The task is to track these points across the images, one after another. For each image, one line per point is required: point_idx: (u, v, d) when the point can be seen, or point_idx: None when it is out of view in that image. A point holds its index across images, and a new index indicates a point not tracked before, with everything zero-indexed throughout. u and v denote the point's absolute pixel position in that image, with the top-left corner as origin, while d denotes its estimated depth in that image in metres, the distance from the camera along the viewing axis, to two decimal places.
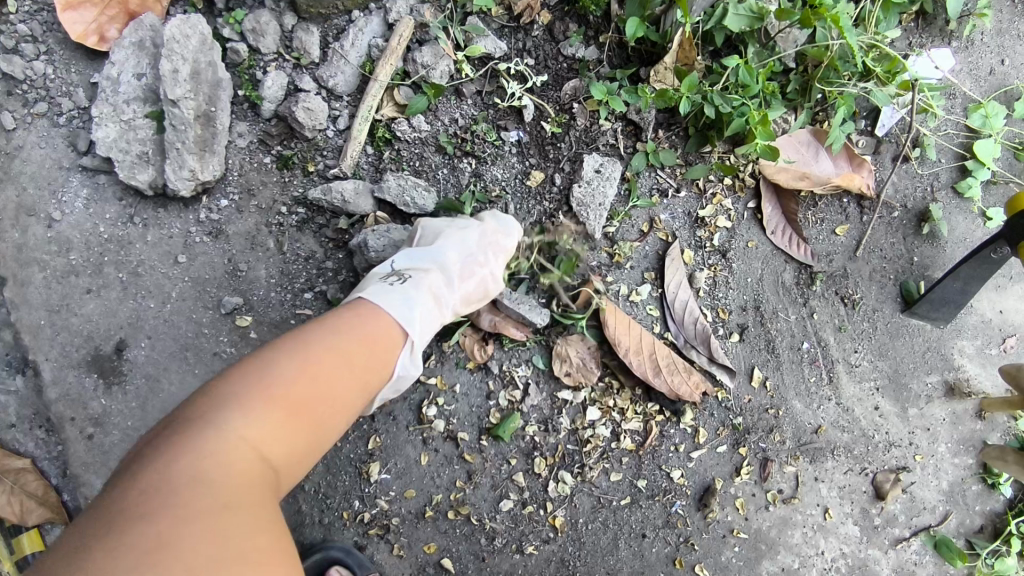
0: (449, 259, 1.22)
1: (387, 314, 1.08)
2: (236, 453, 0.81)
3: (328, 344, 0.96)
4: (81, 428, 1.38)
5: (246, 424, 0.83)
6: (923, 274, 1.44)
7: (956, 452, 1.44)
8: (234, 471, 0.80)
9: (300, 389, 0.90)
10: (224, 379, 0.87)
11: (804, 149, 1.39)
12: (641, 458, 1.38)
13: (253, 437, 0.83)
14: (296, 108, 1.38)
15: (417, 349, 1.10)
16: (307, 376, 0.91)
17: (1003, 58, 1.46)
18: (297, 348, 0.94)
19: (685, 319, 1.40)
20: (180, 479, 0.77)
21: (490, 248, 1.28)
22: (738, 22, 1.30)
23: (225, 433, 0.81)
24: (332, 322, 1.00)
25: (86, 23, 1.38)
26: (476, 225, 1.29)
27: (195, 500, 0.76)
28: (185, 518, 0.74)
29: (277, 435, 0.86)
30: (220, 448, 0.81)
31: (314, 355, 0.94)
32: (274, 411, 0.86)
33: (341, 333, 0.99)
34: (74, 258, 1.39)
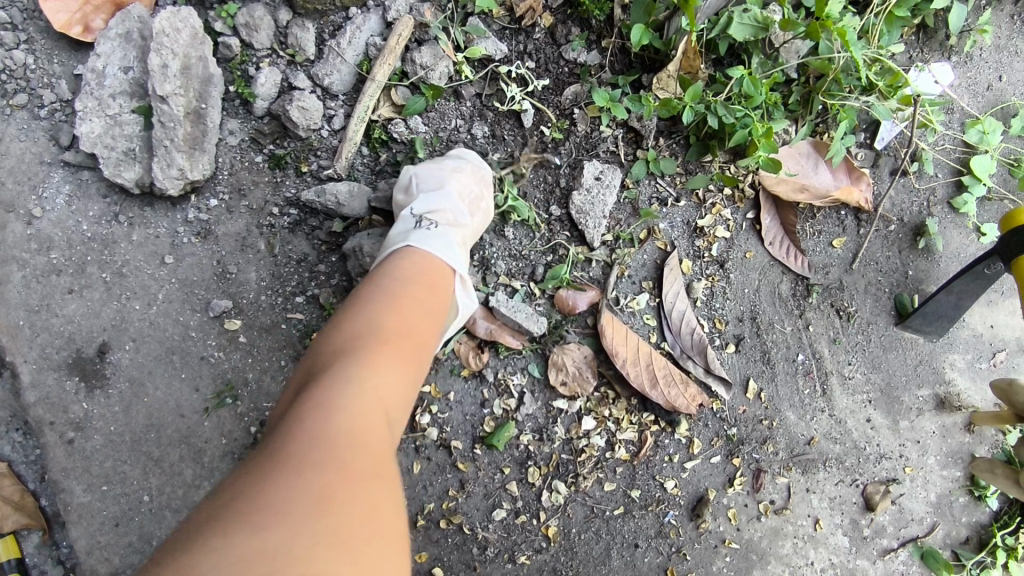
0: (458, 198, 1.26)
1: (433, 253, 1.13)
2: (370, 399, 0.84)
3: (416, 305, 1.01)
4: (61, 432, 1.33)
5: (366, 373, 0.86)
6: (917, 287, 1.45)
7: (945, 464, 1.46)
8: (370, 416, 0.83)
9: (402, 339, 0.94)
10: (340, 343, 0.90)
11: (804, 161, 1.39)
12: (635, 468, 1.38)
13: (378, 384, 0.86)
14: (289, 107, 1.34)
15: (467, 280, 1.18)
16: (400, 332, 0.95)
17: (1001, 74, 1.47)
18: (394, 303, 0.98)
19: (682, 329, 1.39)
20: (319, 427, 0.78)
21: (479, 179, 1.31)
22: (743, 31, 1.28)
23: (346, 391, 0.83)
24: (406, 276, 1.05)
25: (69, 12, 1.32)
26: (463, 160, 1.32)
27: (336, 446, 0.77)
28: (333, 467, 0.75)
29: (396, 387, 0.89)
30: (352, 396, 0.83)
31: (407, 314, 0.98)
32: (389, 363, 0.90)
33: (417, 288, 1.04)
34: (55, 257, 1.35)
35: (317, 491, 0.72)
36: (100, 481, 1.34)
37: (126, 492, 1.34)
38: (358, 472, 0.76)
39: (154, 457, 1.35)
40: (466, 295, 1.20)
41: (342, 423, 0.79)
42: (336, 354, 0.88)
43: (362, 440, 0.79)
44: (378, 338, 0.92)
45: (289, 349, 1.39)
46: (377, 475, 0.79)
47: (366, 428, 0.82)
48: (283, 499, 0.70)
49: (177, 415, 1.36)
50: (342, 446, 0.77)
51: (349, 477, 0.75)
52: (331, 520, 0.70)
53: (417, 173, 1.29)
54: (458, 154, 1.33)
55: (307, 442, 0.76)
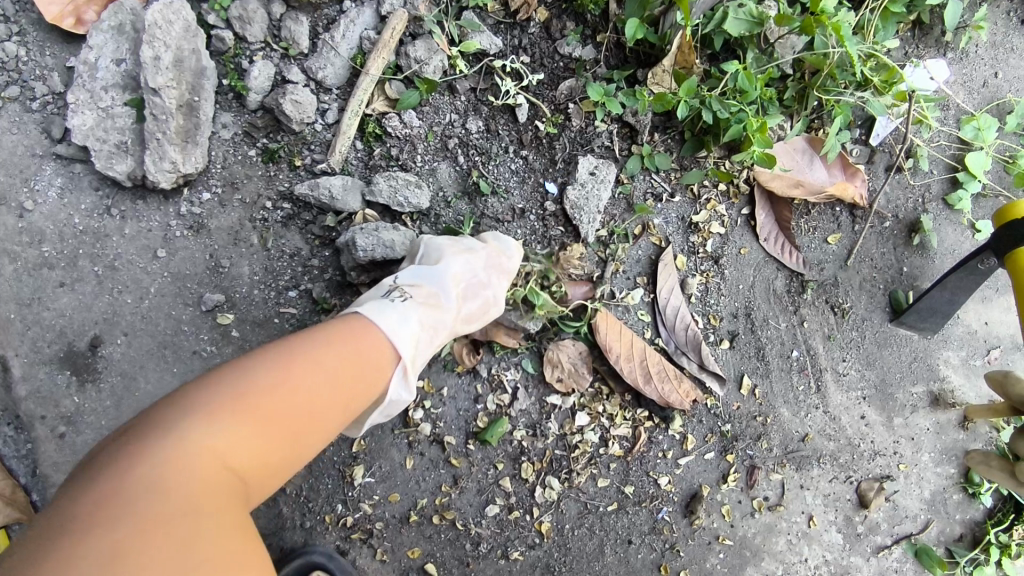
0: (453, 283, 1.20)
1: (382, 326, 1.04)
2: (211, 460, 0.78)
3: (315, 360, 0.91)
4: (52, 427, 1.33)
5: (209, 431, 0.79)
6: (912, 284, 1.45)
7: (939, 461, 1.46)
8: (203, 478, 0.76)
9: (278, 394, 0.85)
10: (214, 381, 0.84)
11: (799, 157, 1.38)
12: (629, 464, 1.37)
13: (222, 444, 0.79)
14: (283, 100, 1.33)
15: (410, 374, 1.07)
16: (280, 383, 0.86)
17: (996, 71, 1.46)
18: (283, 353, 0.89)
19: (676, 324, 1.39)
20: (139, 488, 0.73)
21: (494, 269, 1.25)
22: (738, 26, 1.29)
23: (192, 441, 0.77)
24: (321, 332, 0.96)
25: (62, 4, 1.32)
26: (479, 247, 1.27)
27: (143, 509, 0.72)
28: (136, 531, 0.71)
29: (247, 448, 0.81)
30: (187, 458, 0.76)
31: (292, 365, 0.88)
32: (246, 421, 0.81)
33: (326, 349, 0.93)
34: (47, 250, 1.34)
35: (114, 556, 0.68)
36: None
37: None
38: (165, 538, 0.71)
39: None
40: (405, 386, 1.08)
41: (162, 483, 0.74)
42: (193, 398, 0.82)
43: (188, 498, 0.75)
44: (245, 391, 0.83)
45: None
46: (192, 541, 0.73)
47: (199, 492, 0.76)
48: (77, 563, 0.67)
49: None
50: (153, 511, 0.72)
51: (155, 535, 0.71)
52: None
53: (428, 247, 1.27)
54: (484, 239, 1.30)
55: (121, 502, 0.72)
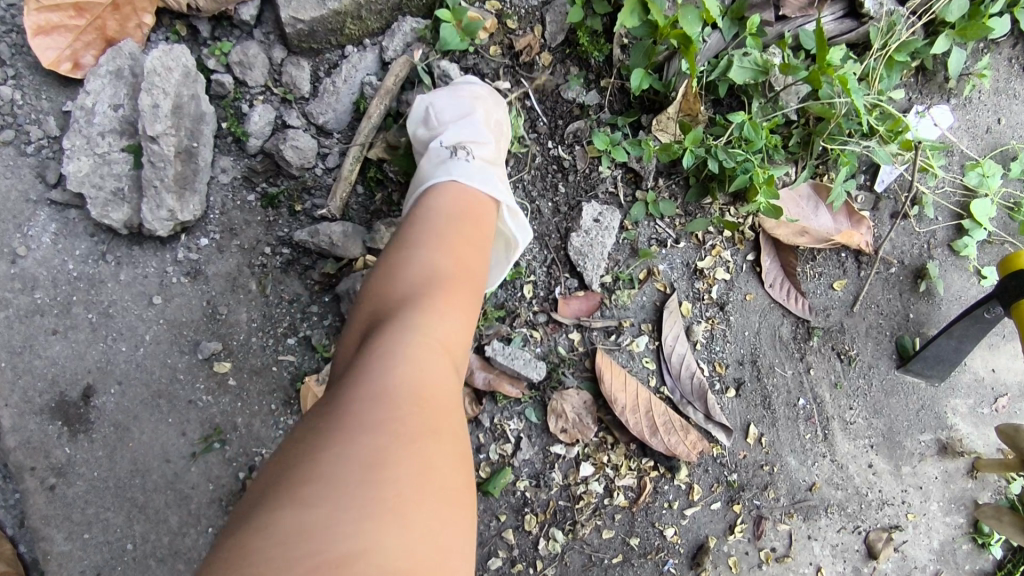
0: (482, 123, 1.27)
1: (477, 189, 1.17)
2: (431, 351, 0.85)
3: (464, 258, 1.04)
4: (42, 478, 1.29)
5: (429, 329, 0.87)
6: (918, 330, 1.43)
7: (948, 511, 1.43)
8: (429, 371, 0.83)
9: (455, 288, 0.96)
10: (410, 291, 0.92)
11: (804, 204, 1.38)
12: (634, 515, 1.35)
13: (440, 337, 0.88)
14: (283, 147, 1.32)
15: (516, 209, 1.23)
16: (454, 291, 0.96)
17: (999, 117, 1.46)
18: (442, 251, 1.01)
19: (682, 373, 1.37)
20: (384, 384, 0.78)
21: (496, 99, 1.32)
22: (743, 74, 1.28)
23: (414, 341, 0.84)
24: (440, 218, 1.08)
25: (59, 48, 1.28)
26: (472, 84, 1.32)
27: (394, 408, 0.76)
28: (393, 434, 0.74)
29: (453, 340, 0.90)
30: (406, 354, 0.82)
31: (455, 272, 0.98)
32: (445, 320, 0.90)
33: (465, 240, 1.07)
34: (39, 297, 1.31)
35: (379, 456, 0.71)
36: (82, 529, 1.29)
37: (109, 541, 1.30)
38: (424, 434, 0.76)
39: (138, 503, 1.31)
40: (517, 223, 1.25)
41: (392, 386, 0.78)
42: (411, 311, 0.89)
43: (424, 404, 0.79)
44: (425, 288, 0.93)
45: (280, 392, 1.36)
46: (438, 434, 0.78)
47: (426, 386, 0.81)
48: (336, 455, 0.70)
49: (164, 460, 1.32)
50: (406, 411, 0.76)
51: (405, 433, 0.74)
52: (379, 485, 0.69)
53: (431, 101, 1.28)
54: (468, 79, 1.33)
55: (374, 400, 0.76)
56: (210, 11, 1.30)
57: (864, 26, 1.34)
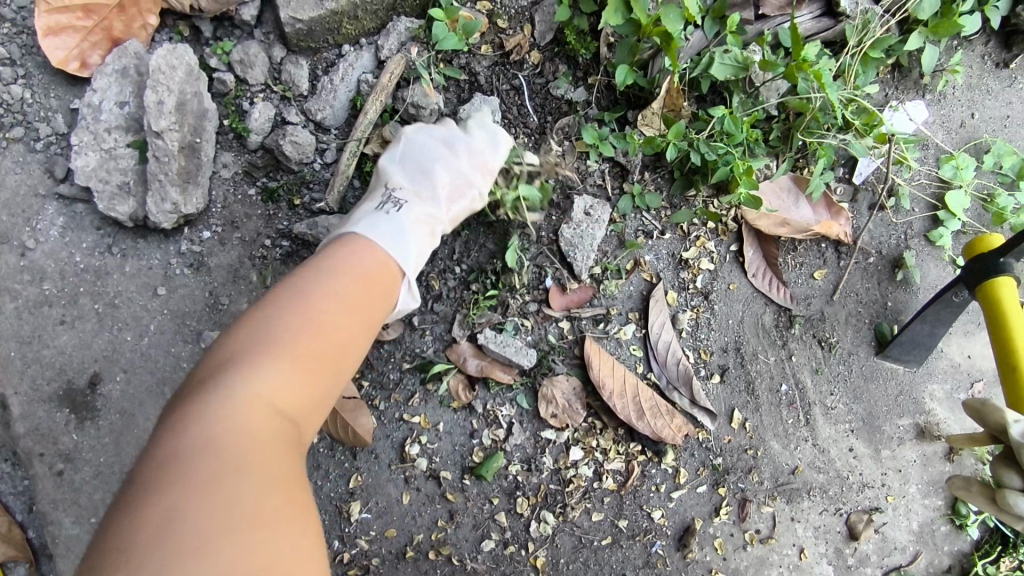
0: (435, 178, 1.23)
1: (379, 246, 1.10)
2: (253, 411, 0.83)
3: (335, 288, 0.99)
4: (50, 464, 1.34)
5: (263, 374, 0.86)
6: (896, 317, 1.48)
7: (927, 493, 1.48)
8: (251, 430, 0.82)
9: (312, 343, 0.92)
10: (250, 327, 0.91)
11: (784, 196, 1.43)
12: (622, 498, 1.39)
13: (277, 381, 0.87)
14: (283, 142, 1.37)
15: (411, 286, 1.14)
16: (310, 328, 0.92)
17: (973, 111, 1.52)
18: (297, 292, 0.96)
19: (668, 359, 1.42)
20: (208, 439, 0.79)
21: (480, 167, 1.26)
22: (724, 71, 1.34)
23: (245, 387, 0.84)
24: (318, 269, 1.00)
25: (68, 48, 1.33)
26: (467, 141, 1.27)
27: (215, 460, 0.78)
28: (195, 505, 0.75)
29: (294, 381, 0.89)
30: (227, 414, 0.82)
31: (311, 297, 0.96)
32: (287, 359, 0.89)
33: (342, 276, 1.01)
34: (48, 288, 1.36)
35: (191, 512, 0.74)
36: (89, 513, 1.34)
37: None
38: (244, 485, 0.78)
39: None
40: (409, 294, 1.15)
41: (203, 455, 0.78)
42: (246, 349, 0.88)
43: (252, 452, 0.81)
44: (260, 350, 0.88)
45: None
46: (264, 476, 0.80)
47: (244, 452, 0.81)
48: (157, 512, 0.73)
49: None
50: (228, 459, 0.79)
51: (220, 490, 0.76)
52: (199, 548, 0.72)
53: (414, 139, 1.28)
54: (470, 129, 1.29)
55: (197, 459, 0.78)
56: (213, 11, 1.35)
57: (841, 24, 1.40)
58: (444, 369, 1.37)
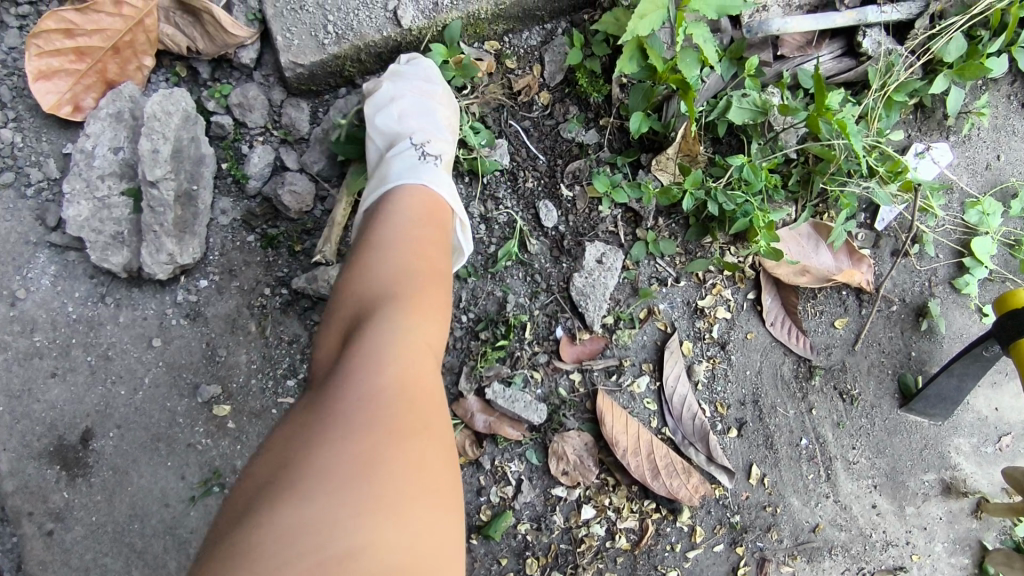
0: (441, 127, 1.25)
1: (444, 193, 1.12)
2: (411, 357, 0.84)
3: (439, 246, 1.02)
4: (40, 523, 1.28)
5: (413, 323, 0.87)
6: (920, 368, 1.43)
7: (952, 551, 1.42)
8: (414, 367, 0.83)
9: (440, 297, 0.95)
10: (381, 280, 0.92)
11: (804, 243, 1.37)
12: (636, 558, 1.34)
13: (423, 330, 0.88)
14: (282, 191, 1.32)
15: (466, 223, 1.18)
16: (430, 281, 0.95)
17: (998, 153, 1.46)
18: (411, 249, 0.98)
19: (683, 414, 1.36)
20: (374, 384, 0.79)
21: (449, 100, 1.30)
22: (741, 116, 1.28)
23: (399, 334, 0.84)
24: (416, 218, 1.04)
25: (60, 92, 1.28)
26: (440, 86, 1.28)
27: (383, 404, 0.78)
28: (377, 455, 0.74)
29: (435, 331, 0.90)
30: (389, 359, 0.82)
31: (427, 253, 0.99)
32: (428, 310, 0.91)
33: (439, 231, 1.05)
34: (39, 339, 1.31)
35: (372, 450, 0.74)
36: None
37: None
38: (416, 429, 0.79)
39: (137, 548, 1.29)
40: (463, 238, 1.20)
41: (369, 401, 0.77)
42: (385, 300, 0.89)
43: (414, 396, 0.81)
44: (399, 292, 0.90)
45: None
46: (428, 424, 0.81)
47: (409, 390, 0.81)
48: (336, 453, 0.73)
49: (163, 504, 1.31)
50: (393, 402, 0.78)
51: (394, 436, 0.76)
52: (380, 486, 0.73)
53: (396, 94, 1.24)
54: (435, 74, 1.29)
55: (367, 404, 0.77)
56: (210, 54, 1.32)
57: (862, 65, 1.35)
58: (447, 423, 1.31)
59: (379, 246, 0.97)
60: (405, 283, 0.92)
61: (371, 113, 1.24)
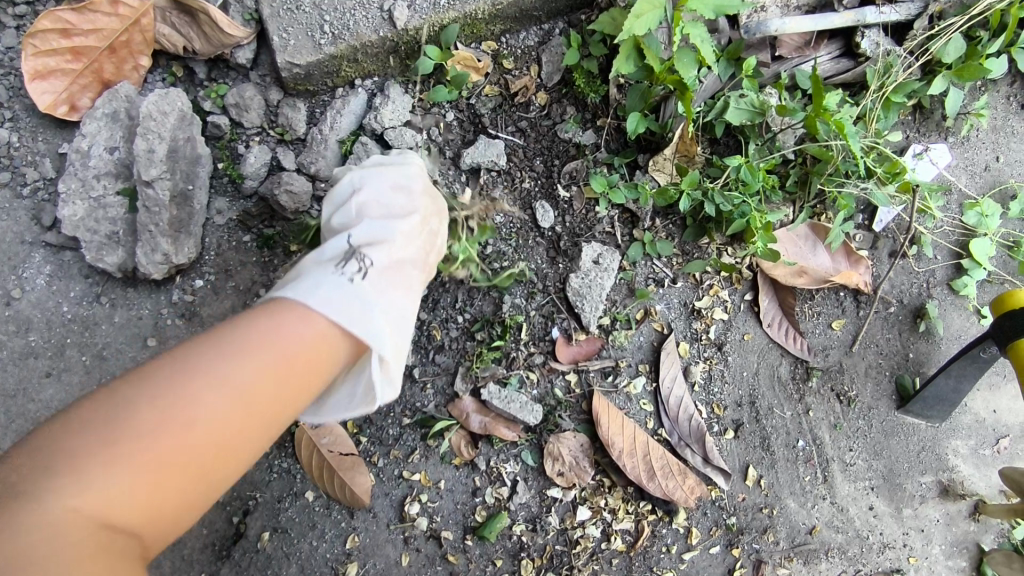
0: (399, 230, 1.04)
1: (336, 318, 0.89)
2: (72, 536, 0.69)
3: (206, 374, 0.79)
4: None
5: (95, 487, 0.71)
6: (918, 370, 1.42)
7: (950, 554, 1.42)
8: (74, 556, 0.69)
9: (170, 447, 0.75)
10: (85, 420, 0.73)
11: (802, 244, 1.37)
12: (631, 559, 1.33)
13: (108, 495, 0.72)
14: (278, 192, 1.31)
15: (387, 361, 0.95)
16: (161, 427, 0.75)
17: (998, 155, 1.46)
18: (154, 385, 0.77)
19: (679, 415, 1.36)
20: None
21: (434, 203, 1.11)
22: (739, 116, 1.29)
23: (66, 505, 0.70)
24: (199, 340, 0.81)
25: (56, 92, 1.28)
26: (417, 180, 1.10)
27: None
28: None
29: (139, 490, 0.74)
30: (36, 537, 0.68)
31: (175, 388, 0.77)
32: (131, 470, 0.73)
33: (228, 360, 0.81)
34: (34, 339, 1.30)
35: None
36: None
37: None
38: None
39: None
40: (384, 377, 0.97)
41: None
42: (75, 452, 0.72)
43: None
44: (118, 437, 0.73)
45: None
46: None
47: (80, 560, 0.69)
48: None
49: None
50: None
51: None
52: None
53: (358, 186, 1.08)
54: (416, 169, 1.12)
55: None
56: (207, 54, 1.32)
57: (861, 66, 1.35)
58: (445, 424, 1.31)
59: (160, 363, 0.79)
60: (135, 428, 0.74)
61: (330, 202, 1.09)
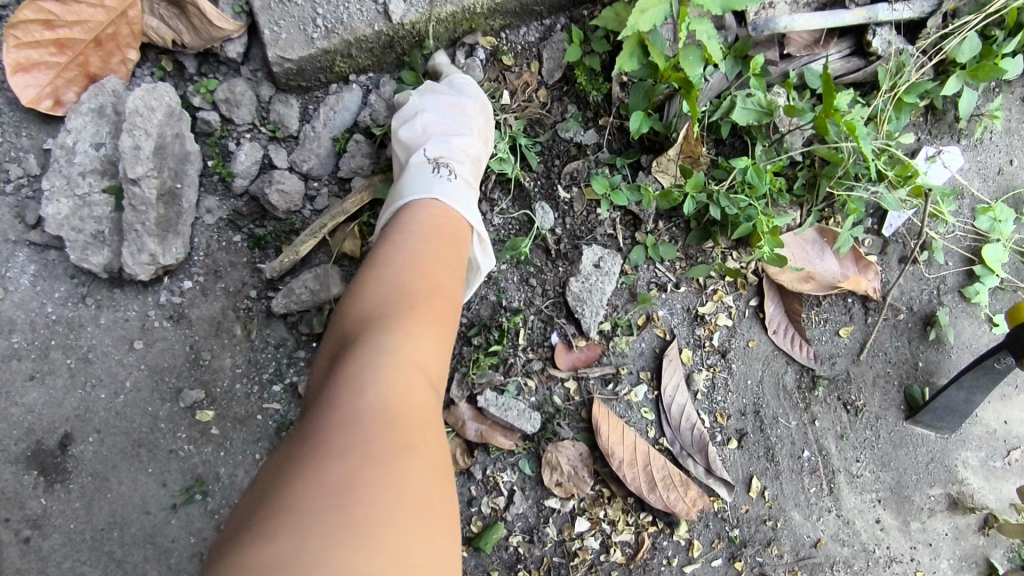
0: (462, 141, 1.20)
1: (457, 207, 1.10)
2: (401, 374, 0.80)
3: (440, 263, 0.98)
4: (16, 530, 1.23)
5: (405, 339, 0.84)
6: (927, 379, 1.38)
7: (958, 569, 1.38)
8: (404, 394, 0.78)
9: (440, 310, 0.91)
10: (372, 299, 0.89)
11: (809, 249, 1.33)
12: (631, 572, 1.29)
13: (412, 347, 0.84)
14: (269, 190, 1.28)
15: (485, 236, 1.15)
16: (429, 294, 0.91)
17: (1011, 158, 1.42)
18: (410, 269, 0.94)
19: (682, 424, 1.31)
20: (354, 401, 0.75)
21: (482, 111, 1.26)
22: (746, 116, 1.24)
23: (390, 352, 0.81)
24: (419, 238, 1.00)
25: (39, 86, 1.23)
26: (470, 97, 1.25)
27: (365, 424, 0.73)
28: (374, 473, 0.69)
29: (432, 349, 0.86)
30: (365, 379, 0.78)
31: (423, 269, 0.95)
32: (423, 325, 0.87)
33: (442, 247, 1.01)
34: (16, 341, 1.26)
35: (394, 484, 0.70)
36: None
37: None
38: (406, 447, 0.74)
39: (116, 556, 1.24)
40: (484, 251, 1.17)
41: (384, 409, 0.75)
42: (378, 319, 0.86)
43: (400, 413, 0.77)
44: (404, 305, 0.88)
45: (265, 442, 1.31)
46: (407, 442, 0.75)
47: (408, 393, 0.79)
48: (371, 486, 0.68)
49: (142, 512, 1.26)
50: (373, 426, 0.73)
51: (396, 450, 0.72)
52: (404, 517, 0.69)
53: (421, 108, 1.22)
54: (465, 86, 1.26)
55: (340, 424, 0.73)
56: (196, 48, 1.28)
57: (872, 65, 1.31)
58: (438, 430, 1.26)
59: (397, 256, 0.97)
60: (409, 296, 0.90)
61: (397, 125, 1.21)
